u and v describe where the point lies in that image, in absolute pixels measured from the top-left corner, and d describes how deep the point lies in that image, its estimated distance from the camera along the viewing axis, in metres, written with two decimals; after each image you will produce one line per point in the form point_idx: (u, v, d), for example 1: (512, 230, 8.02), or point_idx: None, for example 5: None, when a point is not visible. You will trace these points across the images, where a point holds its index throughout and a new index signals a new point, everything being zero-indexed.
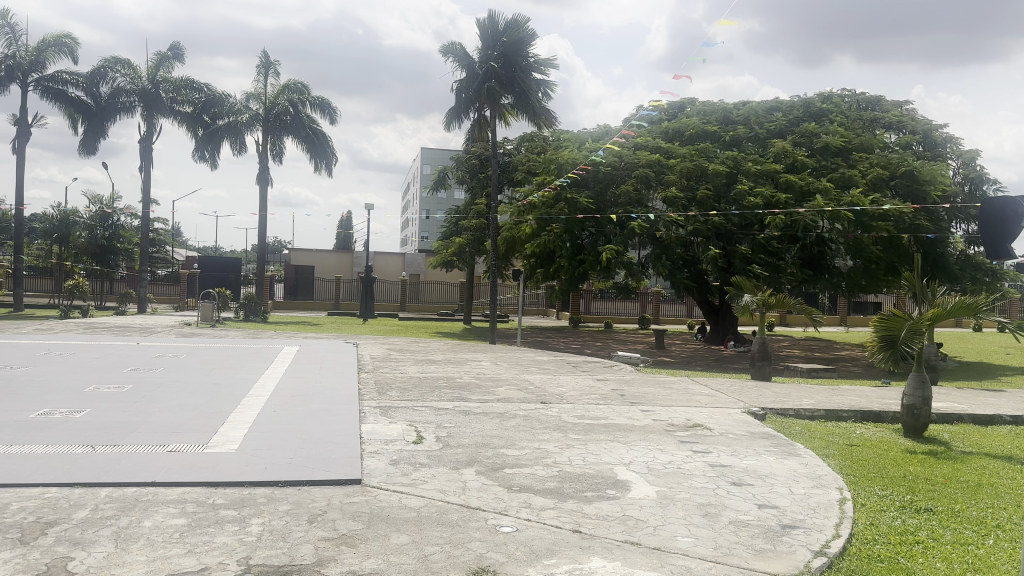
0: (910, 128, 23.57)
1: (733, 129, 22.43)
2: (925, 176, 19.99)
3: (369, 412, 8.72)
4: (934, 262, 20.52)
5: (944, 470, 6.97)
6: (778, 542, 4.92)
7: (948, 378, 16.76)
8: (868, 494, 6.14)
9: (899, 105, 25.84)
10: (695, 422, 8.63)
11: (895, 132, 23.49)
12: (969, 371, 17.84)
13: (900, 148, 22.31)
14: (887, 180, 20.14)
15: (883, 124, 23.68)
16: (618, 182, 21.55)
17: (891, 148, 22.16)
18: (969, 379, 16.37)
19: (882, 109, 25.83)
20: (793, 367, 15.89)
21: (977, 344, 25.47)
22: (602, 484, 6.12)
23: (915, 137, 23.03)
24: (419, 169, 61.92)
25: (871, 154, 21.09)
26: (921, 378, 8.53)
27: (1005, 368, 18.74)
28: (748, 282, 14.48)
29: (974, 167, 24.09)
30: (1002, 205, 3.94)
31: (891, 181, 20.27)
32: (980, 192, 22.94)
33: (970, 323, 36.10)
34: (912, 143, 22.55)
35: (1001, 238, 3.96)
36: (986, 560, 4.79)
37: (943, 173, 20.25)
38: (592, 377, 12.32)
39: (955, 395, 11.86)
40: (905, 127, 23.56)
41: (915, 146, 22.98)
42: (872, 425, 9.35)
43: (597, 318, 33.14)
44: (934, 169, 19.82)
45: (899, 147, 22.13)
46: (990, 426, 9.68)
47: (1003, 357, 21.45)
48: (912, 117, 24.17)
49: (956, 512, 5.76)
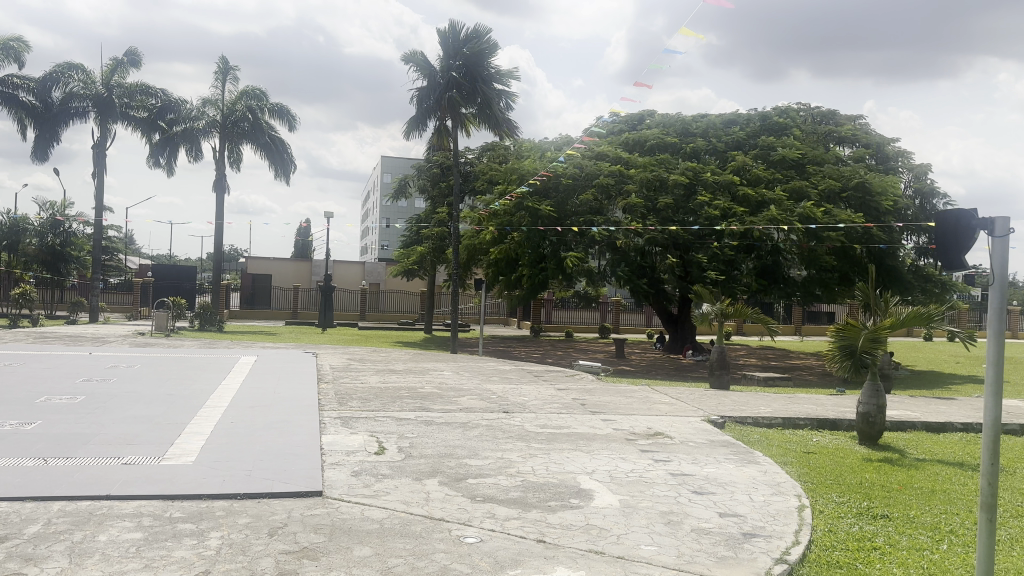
0: (863, 142, 24.10)
1: (693, 141, 22.74)
2: (876, 188, 20.46)
3: (329, 423, 8.61)
4: (885, 272, 20.98)
5: (899, 477, 7.13)
6: (739, 549, 4.98)
7: (900, 387, 17.03)
8: (825, 501, 6.25)
9: (852, 120, 26.43)
10: (656, 430, 8.69)
11: (849, 146, 23.99)
12: (919, 380, 18.22)
13: (853, 162, 22.84)
14: (839, 192, 20.58)
15: (837, 137, 24.15)
16: (579, 193, 21.66)
17: (846, 162, 22.66)
18: (924, 387, 16.79)
19: (837, 123, 26.35)
20: (749, 376, 16.09)
21: (928, 354, 26.02)
22: (566, 494, 6.13)
23: (868, 151, 23.54)
24: (379, 177, 61.47)
25: (825, 166, 21.54)
26: (876, 386, 8.71)
27: (955, 376, 19.31)
28: (706, 291, 14.62)
29: (925, 180, 24.64)
30: (955, 218, 4.09)
31: (843, 193, 20.70)
32: (929, 206, 23.57)
33: (921, 333, 37.01)
34: (865, 157, 23.06)
35: (954, 249, 4.08)
36: (941, 564, 4.93)
37: (894, 187, 20.69)
38: (553, 387, 12.33)
39: (910, 404, 12.11)
40: (859, 141, 24.08)
41: (868, 160, 23.52)
42: (828, 433, 9.52)
43: (557, 327, 33.30)
44: (884, 181, 20.28)
45: (853, 161, 22.67)
46: (941, 433, 9.94)
47: (953, 365, 22.09)
48: (866, 132, 24.66)
49: (910, 518, 5.91)
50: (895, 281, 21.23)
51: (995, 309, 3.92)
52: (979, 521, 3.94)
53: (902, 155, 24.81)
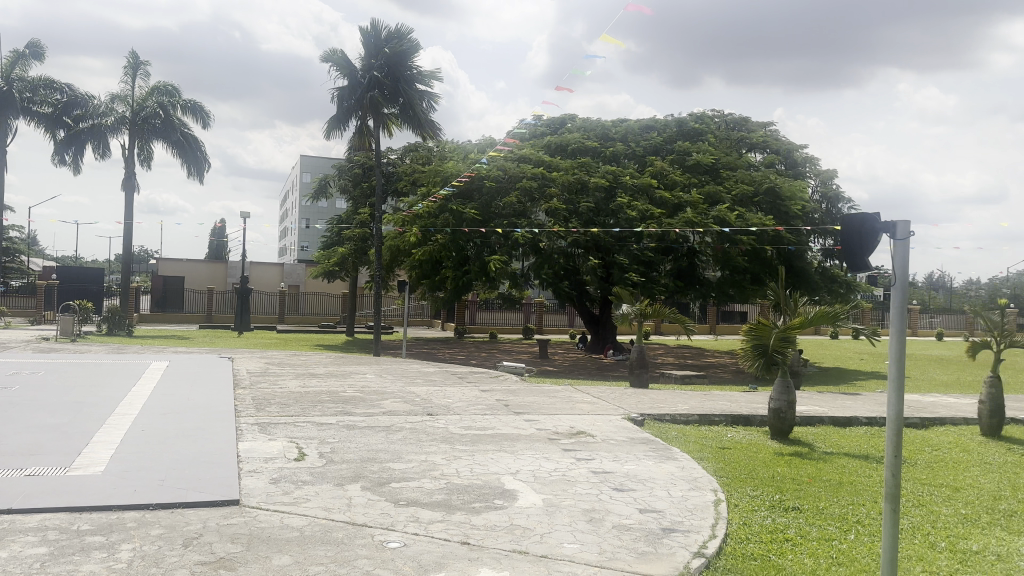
0: (773, 148, 25.09)
1: (613, 146, 23.18)
2: (785, 193, 21.35)
3: (248, 429, 8.36)
4: (794, 273, 21.90)
5: (808, 470, 7.45)
6: (659, 544, 5.11)
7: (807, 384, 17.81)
8: (741, 496, 6.48)
9: (763, 127, 27.46)
10: (579, 429, 8.82)
11: (761, 152, 24.94)
12: (825, 377, 19.12)
13: (764, 167, 23.77)
14: (751, 196, 21.38)
15: (749, 143, 25.05)
16: (502, 195, 21.74)
17: (757, 167, 23.56)
18: (831, 383, 17.61)
19: (748, 129, 27.33)
20: (667, 375, 16.51)
21: (834, 351, 27.33)
22: (490, 495, 6.14)
23: (778, 157, 24.53)
24: (297, 177, 60.12)
25: (737, 171, 22.33)
26: (786, 383, 9.07)
27: (859, 372, 20.30)
28: (626, 292, 14.91)
29: (831, 185, 25.82)
30: (858, 223, 4.31)
31: (755, 197, 21.51)
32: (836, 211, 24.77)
33: (828, 331, 38.82)
34: (775, 163, 24.03)
35: (859, 251, 4.31)
36: (848, 554, 5.19)
37: (802, 192, 21.63)
38: (477, 388, 12.33)
39: (818, 399, 12.68)
40: (769, 147, 25.05)
41: (778, 166, 24.51)
42: (742, 429, 9.86)
43: (481, 328, 33.35)
44: (793, 187, 21.18)
45: (764, 167, 23.58)
46: (846, 427, 10.44)
47: (857, 362, 23.25)
48: (776, 138, 25.68)
49: (819, 509, 6.18)
50: (803, 283, 22.18)
51: (896, 307, 4.16)
52: (884, 512, 4.16)
53: (809, 161, 25.94)
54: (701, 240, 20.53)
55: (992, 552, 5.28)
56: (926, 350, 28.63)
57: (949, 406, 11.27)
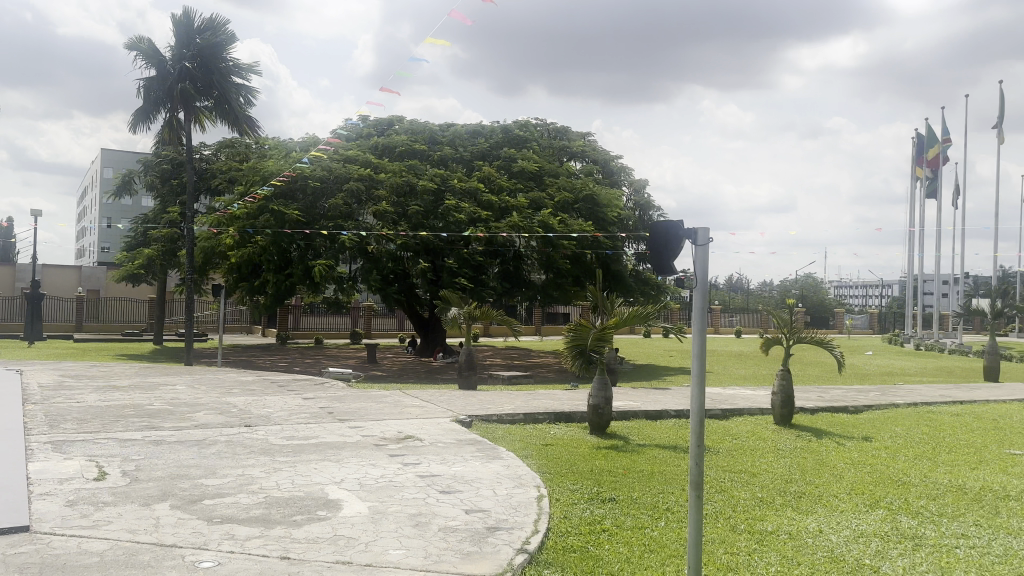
0: (592, 158, 26.33)
1: (440, 149, 23.30)
2: (603, 201, 22.49)
3: (36, 449, 7.50)
4: (612, 277, 23.09)
5: (624, 462, 7.88)
6: (484, 543, 5.17)
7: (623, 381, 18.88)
8: (562, 490, 6.72)
9: (582, 137, 28.73)
10: (405, 433, 8.74)
11: (581, 161, 26.00)
12: (639, 373, 20.38)
13: (584, 176, 24.91)
14: (572, 202, 22.30)
15: (569, 152, 26.10)
16: (327, 196, 21.21)
17: (578, 176, 24.64)
18: (645, 379, 18.76)
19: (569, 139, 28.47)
20: (495, 376, 16.83)
21: (647, 349, 29.20)
22: (313, 505, 5.93)
23: (596, 166, 25.79)
24: (97, 172, 55.00)
25: (559, 179, 23.22)
26: (604, 380, 9.53)
27: (669, 368, 21.86)
28: (454, 295, 15.00)
29: (643, 194, 27.46)
30: (664, 229, 4.60)
31: (575, 204, 22.47)
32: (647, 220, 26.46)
33: (642, 330, 41.52)
34: (594, 172, 25.26)
35: (665, 255, 4.61)
36: (659, 541, 5.55)
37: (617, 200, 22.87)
38: (300, 396, 11.89)
39: (633, 395, 13.44)
40: (588, 156, 26.25)
41: (596, 174, 25.78)
42: (564, 425, 10.24)
43: (307, 334, 32.28)
44: (609, 195, 22.37)
45: (583, 175, 24.70)
46: (658, 419, 11.15)
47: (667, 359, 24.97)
48: (594, 148, 26.96)
49: (634, 499, 6.55)
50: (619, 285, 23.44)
51: (696, 307, 4.48)
52: (690, 499, 4.47)
53: (624, 171, 27.43)
54: (526, 243, 21.06)
55: (782, 530, 5.85)
56: (727, 347, 31.28)
57: (745, 398, 12.37)
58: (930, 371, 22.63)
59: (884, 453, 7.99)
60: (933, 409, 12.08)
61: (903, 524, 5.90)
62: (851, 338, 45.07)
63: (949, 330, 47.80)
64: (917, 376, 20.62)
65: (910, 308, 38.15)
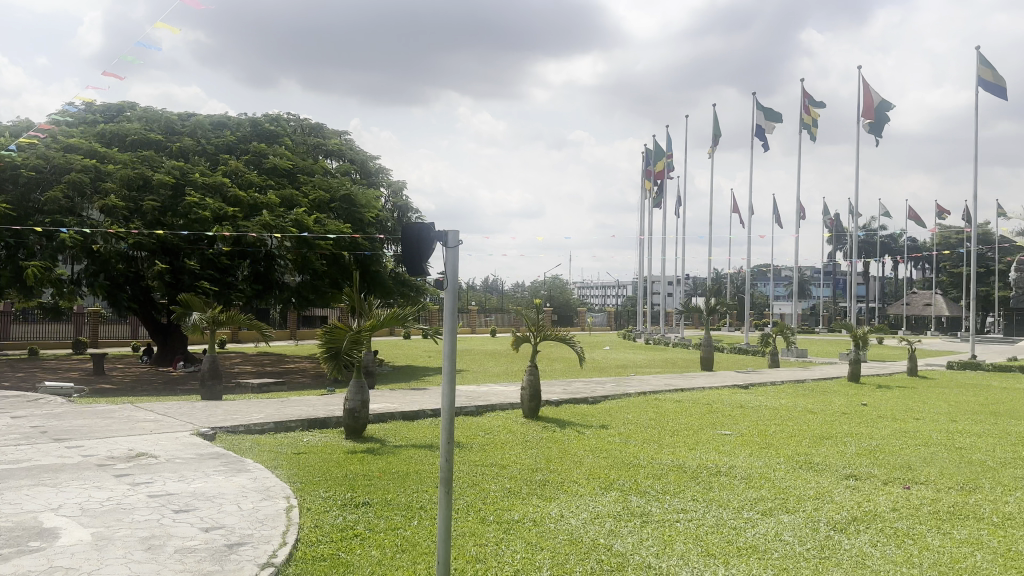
0: (348, 157, 26.16)
1: (179, 141, 21.81)
2: (359, 201, 22.37)
3: None
4: (369, 278, 22.98)
5: (379, 465, 7.85)
6: (225, 561, 4.89)
7: (383, 382, 18.97)
8: (313, 498, 6.54)
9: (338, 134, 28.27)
10: (139, 451, 8.03)
11: (336, 160, 25.71)
12: (399, 374, 20.62)
13: (339, 175, 24.61)
14: (327, 202, 21.91)
15: (325, 150, 25.68)
16: (41, 189, 19.22)
17: (333, 175, 24.32)
18: (402, 380, 18.99)
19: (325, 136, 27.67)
20: (244, 384, 16.09)
21: (406, 351, 29.63)
22: (23, 538, 5.24)
23: (352, 166, 25.60)
24: None
25: (313, 177, 22.84)
26: (360, 384, 9.44)
27: (426, 369, 22.39)
28: (196, 299, 14.06)
29: (402, 197, 27.57)
30: (415, 233, 4.70)
31: (331, 203, 22.13)
32: (404, 217, 26.16)
33: (400, 332, 42.28)
34: (350, 172, 25.06)
35: (417, 258, 4.71)
36: (411, 540, 5.60)
37: (374, 200, 22.85)
38: (5, 416, 10.45)
39: (389, 397, 13.52)
40: (344, 155, 26.03)
41: (352, 174, 25.60)
42: (318, 432, 10.00)
43: (17, 346, 28.68)
44: (366, 195, 22.33)
45: (339, 174, 24.42)
46: (414, 420, 11.31)
47: (425, 360, 25.48)
48: (350, 147, 26.81)
49: (387, 501, 6.54)
50: (378, 287, 23.22)
51: (446, 308, 4.67)
52: (438, 497, 4.55)
53: (382, 172, 27.55)
54: (279, 244, 20.10)
55: (527, 518, 6.14)
56: (482, 346, 32.76)
57: (499, 394, 12.94)
58: (665, 363, 25.28)
59: (619, 439, 8.73)
60: (660, 397, 13.47)
61: (633, 503, 6.45)
62: (594, 335, 49.24)
63: (678, 326, 53.75)
64: (651, 367, 22.92)
65: (638, 307, 45.11)
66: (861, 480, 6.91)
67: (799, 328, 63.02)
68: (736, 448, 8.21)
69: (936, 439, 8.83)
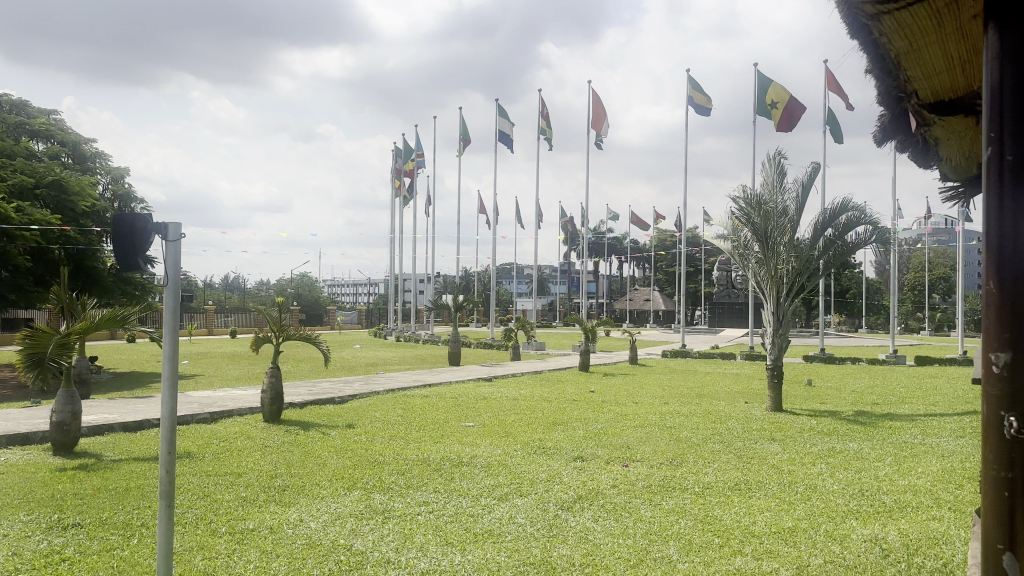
0: (58, 139, 22.72)
1: None
2: (71, 188, 20.07)
3: None
4: (84, 275, 20.72)
5: (94, 481, 7.12)
6: None
7: (105, 390, 17.23)
8: (10, 524, 5.78)
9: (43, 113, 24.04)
10: None
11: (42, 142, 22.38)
12: (125, 381, 18.89)
13: (48, 157, 21.91)
14: (32, 188, 19.39)
15: (28, 130, 22.21)
16: None
17: (38, 157, 21.55)
18: (128, 387, 17.42)
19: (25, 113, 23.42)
20: None
21: (134, 355, 27.21)
22: None
23: (64, 150, 22.56)
24: None
25: (14, 159, 20.11)
26: (69, 393, 8.53)
27: (157, 374, 20.79)
28: None
29: (123, 184, 24.03)
30: (127, 224, 4.32)
31: (37, 189, 19.64)
32: (125, 207, 22.87)
33: (125, 333, 39.04)
34: (61, 155, 22.38)
35: (132, 252, 4.35)
36: (130, 559, 5.16)
37: (90, 188, 20.66)
38: None
39: (107, 406, 12.31)
40: (53, 137, 22.68)
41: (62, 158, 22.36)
42: (18, 449, 8.85)
43: None
44: (79, 182, 20.12)
45: (47, 156, 21.74)
46: (139, 430, 10.43)
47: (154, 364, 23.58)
48: (60, 128, 23.08)
49: (104, 520, 5.97)
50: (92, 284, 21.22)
51: (166, 307, 4.37)
52: (158, 510, 4.26)
53: (99, 157, 24.00)
54: None
55: (263, 526, 5.91)
56: (220, 347, 31.16)
57: (236, 398, 12.34)
58: (417, 359, 25.80)
59: (363, 438, 8.71)
60: (406, 393, 13.73)
61: (375, 501, 6.44)
62: (345, 333, 48.95)
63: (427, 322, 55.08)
64: (400, 364, 23.29)
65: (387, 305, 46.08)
66: (588, 461, 7.50)
67: (541, 323, 67.55)
68: (478, 439, 8.54)
69: (651, 420, 9.88)
